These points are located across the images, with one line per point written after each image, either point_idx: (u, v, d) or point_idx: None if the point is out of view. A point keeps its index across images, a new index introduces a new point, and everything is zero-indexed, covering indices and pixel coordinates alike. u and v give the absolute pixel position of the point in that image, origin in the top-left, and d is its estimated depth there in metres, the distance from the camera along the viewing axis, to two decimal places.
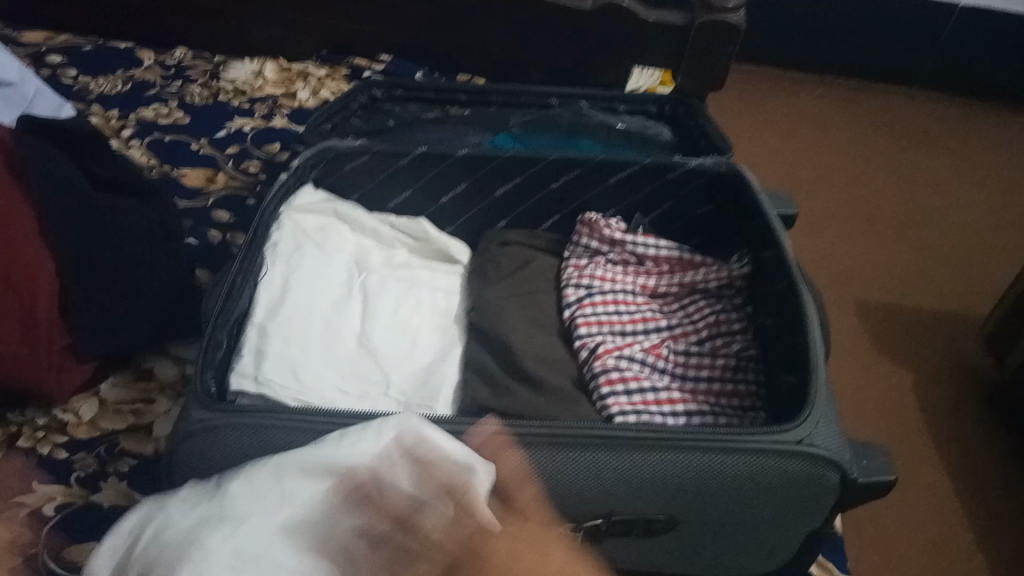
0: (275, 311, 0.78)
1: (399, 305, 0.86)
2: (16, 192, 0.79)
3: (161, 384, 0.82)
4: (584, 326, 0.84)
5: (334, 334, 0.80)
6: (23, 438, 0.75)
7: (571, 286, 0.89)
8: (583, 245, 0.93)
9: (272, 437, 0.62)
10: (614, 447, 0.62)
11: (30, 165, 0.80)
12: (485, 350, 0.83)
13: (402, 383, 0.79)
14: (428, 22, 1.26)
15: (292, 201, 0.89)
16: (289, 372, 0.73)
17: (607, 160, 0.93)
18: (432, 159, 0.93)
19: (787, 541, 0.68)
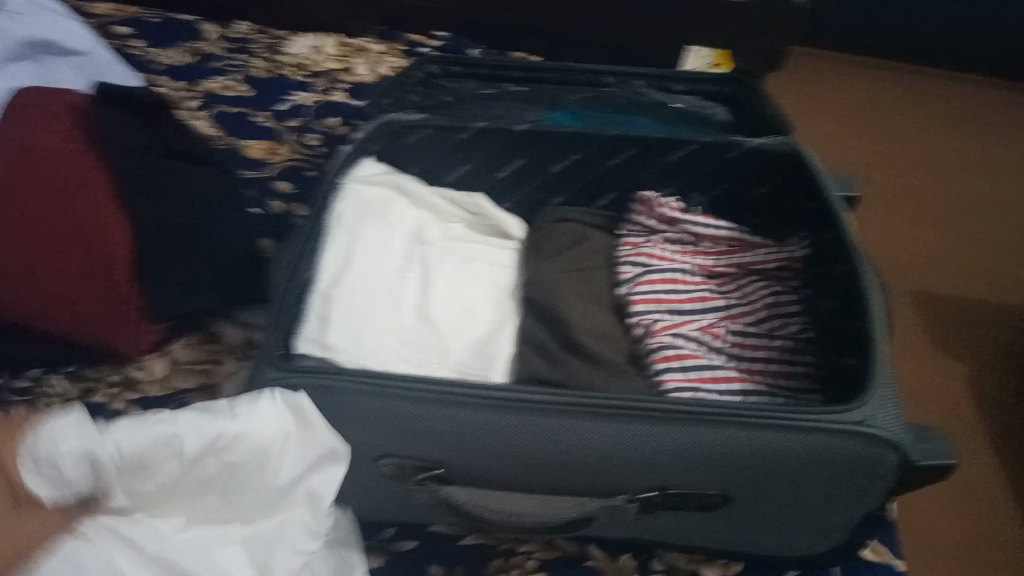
0: (339, 278, 0.80)
1: (456, 278, 0.88)
2: (97, 163, 0.83)
3: (227, 348, 0.85)
4: (639, 303, 0.84)
5: (393, 305, 0.82)
6: (99, 393, 0.79)
7: (627, 264, 0.89)
8: (641, 225, 0.93)
9: (338, 399, 0.64)
10: (670, 421, 0.63)
11: (107, 137, 0.84)
12: (539, 323, 0.84)
13: (460, 352, 0.81)
14: None
15: (356, 173, 0.91)
16: (353, 338, 0.76)
17: (667, 138, 0.92)
18: (491, 134, 0.94)
19: (841, 521, 0.68)
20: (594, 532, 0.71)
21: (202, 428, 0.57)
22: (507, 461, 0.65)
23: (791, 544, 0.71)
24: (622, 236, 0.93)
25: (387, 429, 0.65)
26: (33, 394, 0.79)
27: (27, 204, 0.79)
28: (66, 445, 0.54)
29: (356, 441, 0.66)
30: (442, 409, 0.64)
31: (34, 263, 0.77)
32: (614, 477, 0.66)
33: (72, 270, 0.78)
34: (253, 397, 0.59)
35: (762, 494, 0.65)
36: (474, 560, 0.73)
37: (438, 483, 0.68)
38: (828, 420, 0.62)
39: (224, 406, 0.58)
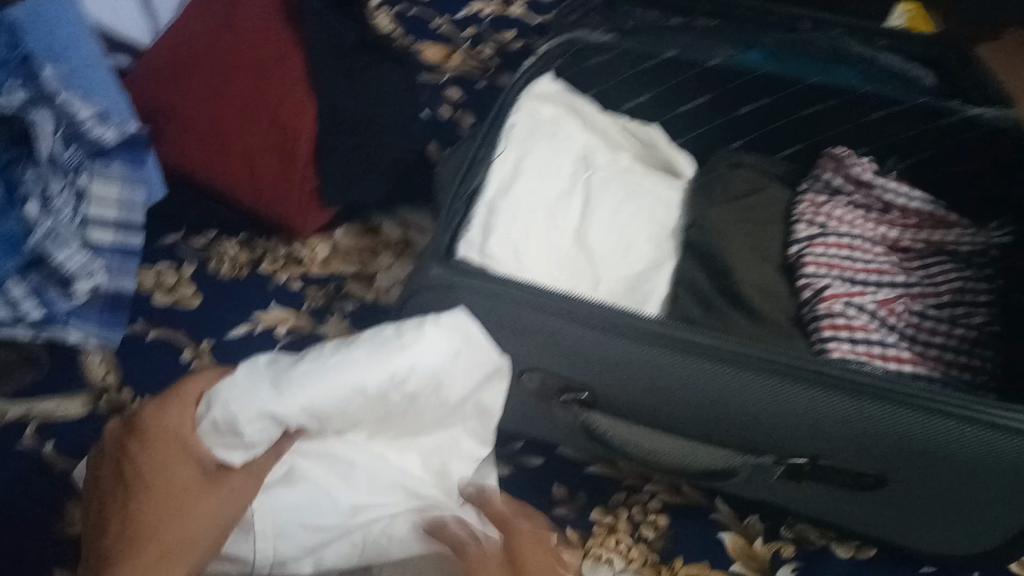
0: (506, 189, 0.79)
1: (620, 209, 0.86)
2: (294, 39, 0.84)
3: (386, 242, 0.87)
4: (812, 265, 0.79)
5: (554, 225, 0.82)
6: (266, 263, 0.83)
7: (803, 222, 0.83)
8: (825, 181, 0.87)
9: (499, 308, 0.64)
10: (840, 390, 0.59)
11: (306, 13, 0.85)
12: (699, 269, 0.81)
13: (613, 283, 0.80)
14: None
15: (533, 86, 0.89)
16: (511, 253, 0.75)
17: (873, 95, 0.86)
18: (681, 65, 0.91)
19: (998, 527, 0.64)
20: (727, 487, 0.70)
21: (374, 367, 0.55)
22: (657, 399, 0.65)
23: (937, 539, 0.67)
24: (802, 189, 0.88)
25: (544, 344, 0.65)
26: (207, 253, 0.83)
27: (225, 62, 0.83)
28: (244, 412, 0.53)
29: (510, 350, 0.67)
30: (603, 333, 0.63)
31: (223, 121, 0.82)
32: (765, 435, 0.64)
33: (259, 141, 0.82)
34: (417, 321, 0.57)
35: (921, 481, 0.62)
36: (599, 488, 0.73)
37: (582, 406, 0.68)
38: (1022, 425, 0.56)
39: (375, 336, 0.56)
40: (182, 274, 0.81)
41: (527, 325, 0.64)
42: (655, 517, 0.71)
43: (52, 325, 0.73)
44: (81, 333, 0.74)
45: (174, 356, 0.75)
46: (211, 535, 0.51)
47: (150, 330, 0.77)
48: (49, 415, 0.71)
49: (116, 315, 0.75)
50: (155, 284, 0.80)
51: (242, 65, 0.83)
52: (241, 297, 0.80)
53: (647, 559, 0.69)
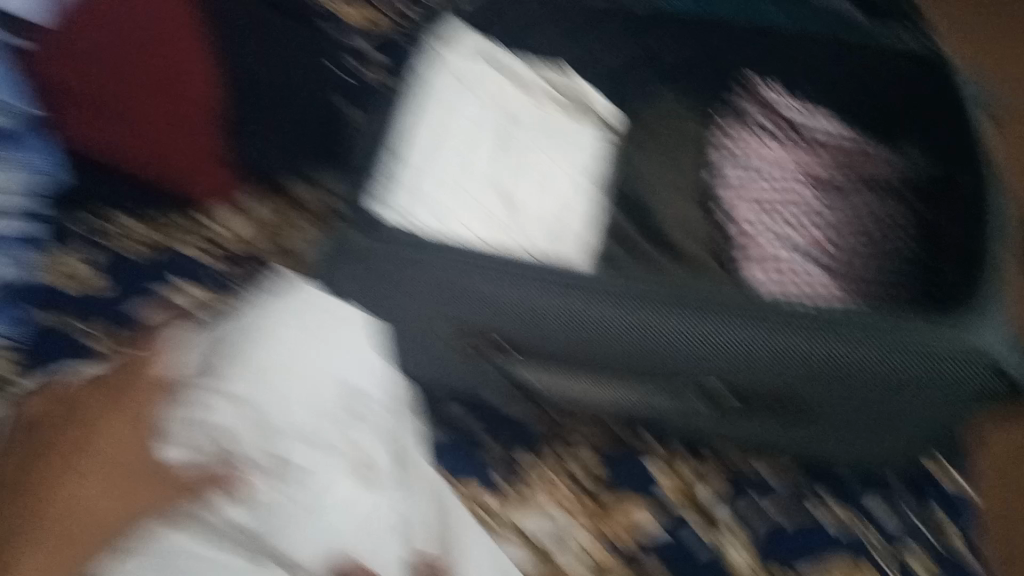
0: (423, 146, 0.75)
1: (536, 157, 0.82)
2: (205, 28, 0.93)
3: (303, 211, 0.86)
4: (727, 199, 0.82)
5: (467, 179, 0.77)
6: (180, 243, 0.82)
7: (720, 155, 0.85)
8: (741, 109, 0.88)
9: (421, 271, 0.63)
10: (765, 324, 0.59)
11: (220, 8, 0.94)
12: (619, 212, 0.83)
13: (532, 237, 0.76)
14: None
15: (440, 33, 0.85)
16: (421, 206, 0.71)
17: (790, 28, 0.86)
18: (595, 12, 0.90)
19: (919, 428, 0.67)
20: (652, 413, 0.70)
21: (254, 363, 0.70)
22: (578, 344, 0.64)
23: (853, 446, 0.70)
24: (718, 121, 0.88)
25: (460, 299, 0.63)
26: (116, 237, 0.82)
27: (113, 48, 0.87)
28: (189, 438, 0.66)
29: (426, 303, 0.65)
30: (523, 285, 0.61)
31: (116, 108, 0.86)
32: (687, 369, 0.63)
33: (167, 130, 0.85)
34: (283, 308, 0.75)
35: (838, 398, 0.64)
36: (531, 437, 0.74)
37: (505, 351, 0.67)
38: (932, 340, 0.58)
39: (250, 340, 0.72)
40: (94, 264, 0.80)
41: (448, 284, 0.63)
42: (590, 459, 0.74)
43: None
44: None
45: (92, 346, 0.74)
46: (136, 512, 0.62)
47: (67, 321, 0.76)
48: None
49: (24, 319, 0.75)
50: (64, 276, 0.79)
51: (153, 59, 0.87)
52: (157, 279, 0.79)
53: (586, 500, 0.71)
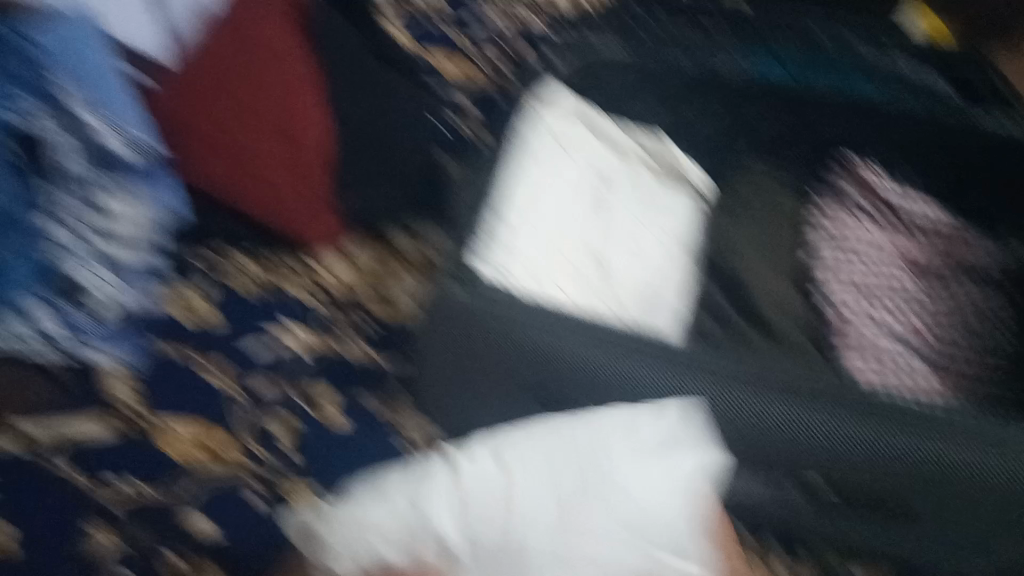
0: (520, 206, 0.78)
1: (633, 220, 0.83)
2: (315, 69, 0.85)
3: (401, 258, 0.85)
4: (832, 285, 0.80)
5: (564, 236, 0.79)
6: (289, 283, 0.82)
7: (822, 237, 0.84)
8: (841, 195, 0.88)
9: (517, 338, 0.66)
10: (858, 416, 0.61)
11: (322, 37, 0.88)
12: (717, 284, 0.83)
13: (625, 298, 0.76)
14: None
15: (547, 102, 0.88)
16: (522, 266, 0.73)
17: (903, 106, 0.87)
18: (705, 83, 0.92)
19: (1012, 551, 0.65)
20: (739, 513, 0.68)
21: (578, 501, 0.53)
22: None
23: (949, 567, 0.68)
24: (817, 199, 0.88)
25: (562, 367, 0.66)
26: (223, 268, 0.81)
27: (236, 84, 0.81)
28: None
29: (523, 381, 0.68)
30: (619, 363, 0.64)
31: (240, 143, 0.80)
32: (784, 462, 0.65)
33: (265, 160, 0.80)
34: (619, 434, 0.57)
35: (936, 506, 0.64)
36: None
37: None
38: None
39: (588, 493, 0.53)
40: (202, 293, 0.79)
41: (545, 358, 0.66)
42: None
43: (79, 345, 0.72)
44: (101, 351, 0.73)
45: (196, 377, 0.73)
46: None
47: (173, 352, 0.75)
48: (76, 440, 0.68)
49: (135, 333, 0.75)
50: (173, 300, 0.78)
51: (255, 88, 0.81)
52: (261, 318, 0.79)
53: None
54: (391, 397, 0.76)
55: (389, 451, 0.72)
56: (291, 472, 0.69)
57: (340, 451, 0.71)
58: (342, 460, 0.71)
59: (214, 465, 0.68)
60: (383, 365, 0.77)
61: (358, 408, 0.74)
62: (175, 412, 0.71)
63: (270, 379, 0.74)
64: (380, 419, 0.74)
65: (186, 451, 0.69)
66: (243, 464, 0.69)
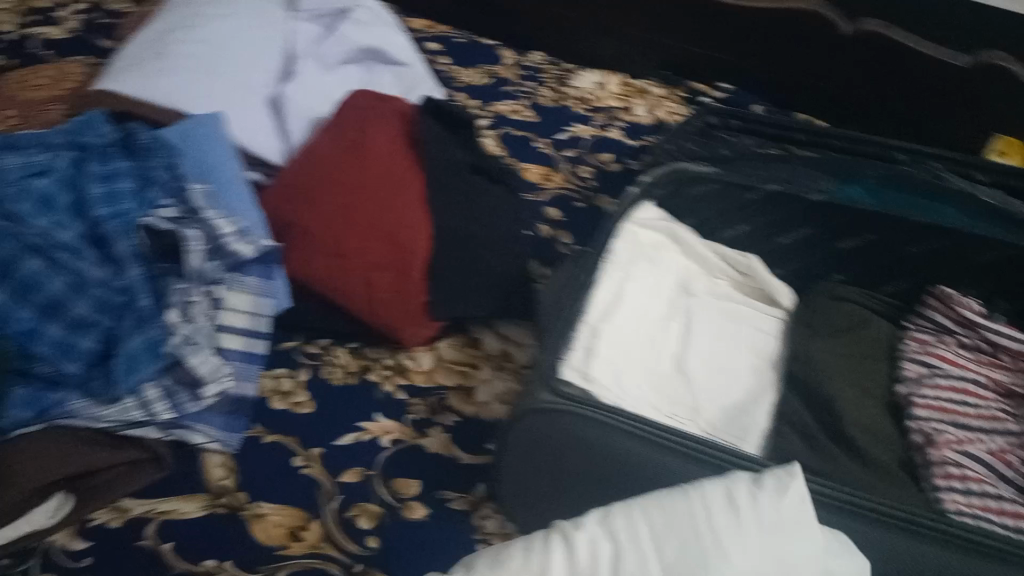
0: (607, 313, 0.80)
1: (718, 337, 0.86)
2: (420, 179, 0.92)
3: (486, 355, 0.89)
4: (922, 409, 0.79)
5: (653, 350, 0.82)
6: (374, 372, 0.85)
7: (910, 361, 0.83)
8: (931, 322, 0.87)
9: (606, 439, 0.67)
10: (960, 549, 0.59)
11: (427, 145, 0.95)
12: (803, 402, 0.82)
13: (711, 414, 0.78)
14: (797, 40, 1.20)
15: (634, 214, 0.90)
16: (611, 376, 0.75)
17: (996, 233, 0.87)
18: (787, 198, 0.92)
19: None
20: None
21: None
22: None
23: None
24: (910, 329, 0.88)
25: (645, 481, 0.66)
26: (320, 359, 0.86)
27: (354, 193, 0.89)
28: None
29: (603, 484, 0.68)
30: (706, 472, 0.64)
31: (352, 247, 0.86)
32: None
33: (374, 264, 0.86)
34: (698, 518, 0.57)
35: None
36: None
37: None
38: None
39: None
40: (297, 380, 0.83)
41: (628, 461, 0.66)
42: None
43: (179, 425, 0.73)
44: (204, 434, 0.74)
45: (286, 460, 0.76)
46: None
47: (267, 434, 0.78)
48: (169, 515, 0.70)
49: (237, 420, 0.76)
50: (272, 388, 0.82)
51: (370, 196, 0.89)
52: (350, 406, 0.81)
53: None
54: (470, 492, 0.76)
55: (467, 547, 0.72)
56: (368, 561, 0.70)
57: (418, 543, 0.72)
58: (420, 553, 0.71)
59: (298, 551, 0.70)
60: (464, 459, 0.79)
61: (437, 501, 0.75)
62: (265, 495, 0.73)
63: (356, 468, 0.76)
64: (457, 513, 0.75)
65: (280, 537, 0.70)
66: (321, 548, 0.70)
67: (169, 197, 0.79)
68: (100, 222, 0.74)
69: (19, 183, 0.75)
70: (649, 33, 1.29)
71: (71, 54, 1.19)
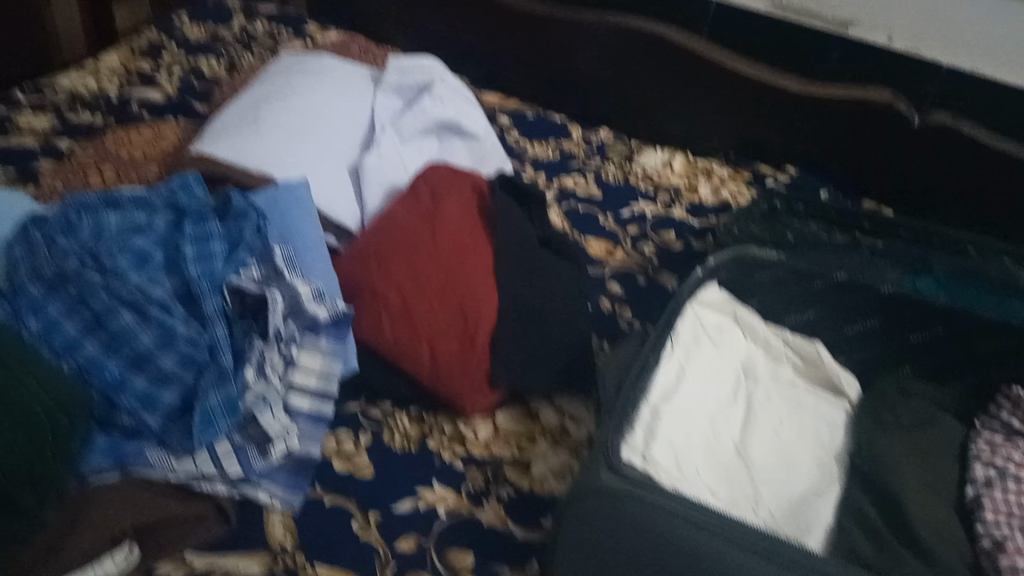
0: (669, 394, 0.80)
1: (781, 425, 0.85)
2: (490, 252, 0.95)
3: (543, 428, 0.89)
4: (991, 512, 0.75)
5: (714, 434, 0.81)
6: (433, 439, 0.86)
7: (980, 463, 0.81)
8: (1001, 423, 0.85)
9: (664, 524, 0.65)
10: None
11: (501, 219, 0.98)
12: (867, 496, 0.79)
13: (771, 504, 0.77)
14: (865, 131, 1.21)
15: (699, 293, 0.91)
16: (671, 458, 0.75)
17: None
18: (853, 289, 0.93)
19: None
20: None
21: None
22: None
23: None
24: (981, 430, 0.86)
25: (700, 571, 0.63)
26: (381, 424, 0.87)
27: (426, 263, 0.91)
28: None
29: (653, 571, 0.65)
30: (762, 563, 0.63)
31: (419, 313, 0.88)
32: None
33: (440, 332, 0.87)
34: None
35: None
36: None
37: None
38: None
39: None
40: (359, 442, 0.85)
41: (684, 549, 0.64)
42: None
43: (247, 482, 0.75)
44: (269, 492, 0.76)
45: (344, 523, 0.77)
46: None
47: (327, 496, 0.79)
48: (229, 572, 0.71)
49: (300, 479, 0.78)
50: (334, 449, 0.84)
51: (442, 265, 0.91)
52: (408, 473, 0.83)
53: None
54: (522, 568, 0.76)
55: None
56: None
57: None
58: None
59: None
60: (517, 533, 0.79)
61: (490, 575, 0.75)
62: (322, 557, 0.74)
63: (411, 535, 0.77)
64: None
65: None
66: None
67: (256, 261, 0.83)
68: (192, 281, 0.77)
69: (120, 240, 0.79)
70: (716, 116, 1.32)
71: (167, 117, 1.27)
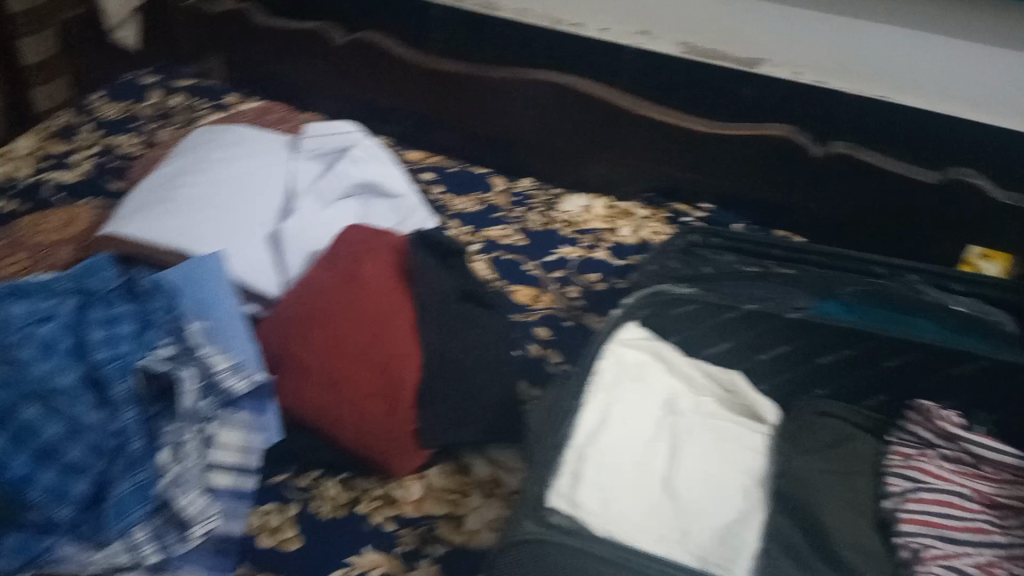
0: (593, 438, 0.81)
1: (707, 456, 0.85)
2: (410, 309, 0.95)
3: (475, 481, 0.89)
4: (908, 523, 0.78)
5: (641, 472, 0.82)
6: (362, 504, 0.85)
7: (894, 475, 0.84)
8: (915, 436, 0.88)
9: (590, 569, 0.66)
10: None
11: (418, 275, 0.98)
12: (794, 527, 0.81)
13: (701, 537, 0.77)
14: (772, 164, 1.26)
15: (617, 335, 0.93)
16: (598, 501, 0.76)
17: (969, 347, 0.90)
18: (764, 316, 0.95)
19: None
20: None
21: None
22: None
23: None
24: (891, 443, 0.89)
25: None
26: (310, 492, 0.86)
27: (348, 326, 0.92)
28: None
29: None
30: None
31: (343, 378, 0.88)
32: None
33: (365, 395, 0.88)
34: None
35: None
36: None
37: None
38: None
39: None
40: (286, 514, 0.84)
41: None
42: None
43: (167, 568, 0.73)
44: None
45: None
46: None
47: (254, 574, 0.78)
48: None
49: (224, 560, 0.76)
50: (260, 524, 0.83)
51: (363, 327, 0.92)
52: (338, 540, 0.81)
53: None
54: None
55: None
56: None
57: None
58: None
59: None
60: None
61: None
62: None
63: None
64: None
65: None
66: None
67: (167, 338, 0.83)
68: (99, 366, 0.77)
69: (26, 329, 0.78)
70: (631, 159, 1.35)
71: (86, 198, 1.26)
